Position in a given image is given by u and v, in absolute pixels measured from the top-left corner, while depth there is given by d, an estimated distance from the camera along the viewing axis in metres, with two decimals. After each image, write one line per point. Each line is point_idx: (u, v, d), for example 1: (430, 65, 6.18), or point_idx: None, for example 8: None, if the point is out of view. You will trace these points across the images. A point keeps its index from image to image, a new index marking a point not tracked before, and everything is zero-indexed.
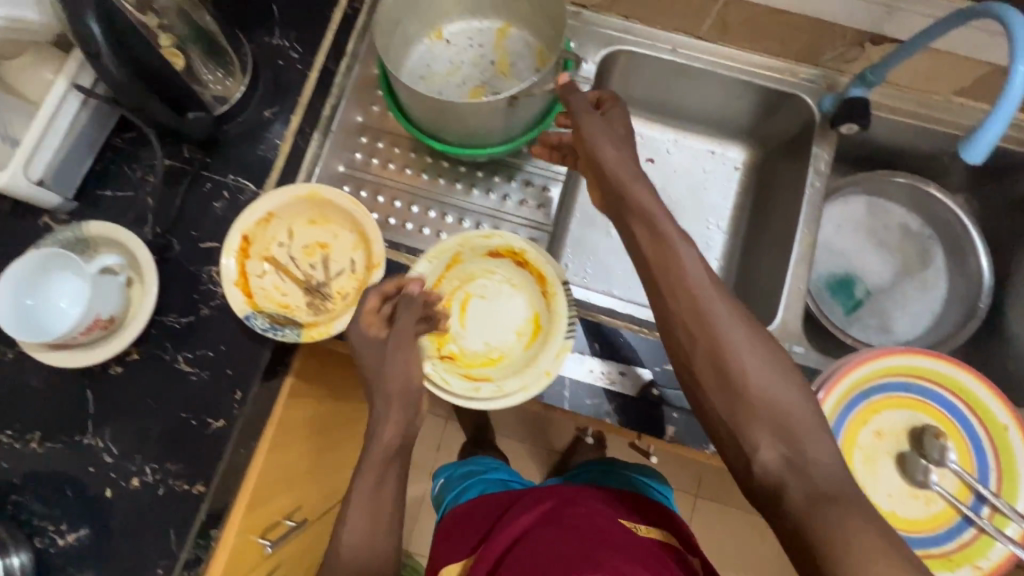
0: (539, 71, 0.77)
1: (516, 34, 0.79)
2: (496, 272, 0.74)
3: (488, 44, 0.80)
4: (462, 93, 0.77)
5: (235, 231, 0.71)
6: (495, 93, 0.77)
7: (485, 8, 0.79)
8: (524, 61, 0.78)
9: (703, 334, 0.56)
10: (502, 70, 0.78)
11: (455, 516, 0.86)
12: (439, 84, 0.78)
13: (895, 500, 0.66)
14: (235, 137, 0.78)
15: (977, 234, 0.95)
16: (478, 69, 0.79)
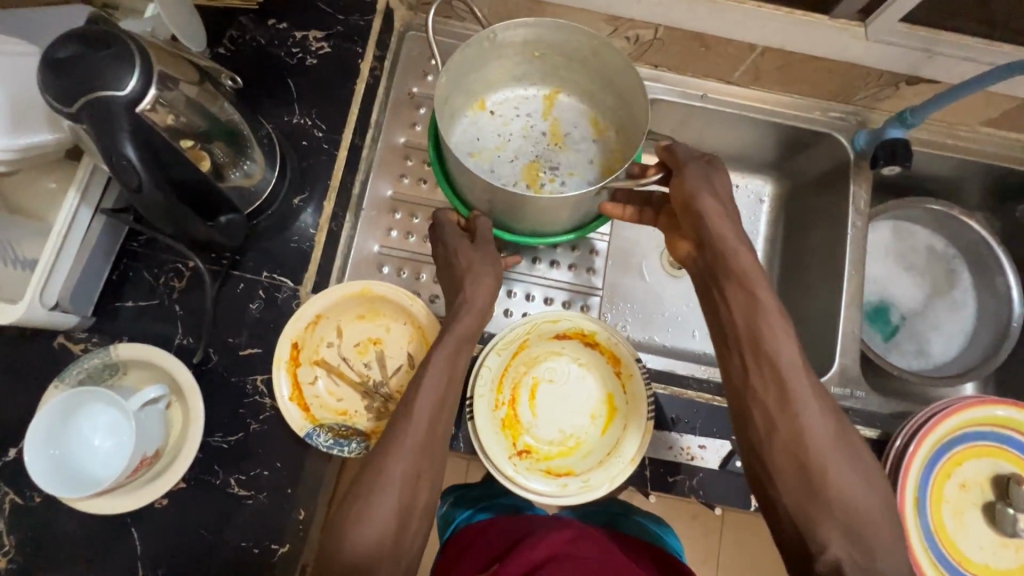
0: (595, 142, 0.80)
1: (564, 103, 0.81)
2: (564, 354, 0.71)
3: (536, 113, 0.81)
4: (518, 167, 0.78)
5: (285, 339, 0.66)
6: (553, 166, 0.79)
7: (533, 76, 0.80)
8: (575, 131, 0.81)
9: (785, 424, 0.54)
10: (555, 142, 0.80)
11: (468, 537, 0.80)
12: (494, 159, 0.78)
13: (988, 552, 0.66)
14: (265, 230, 0.73)
15: (1002, 252, 0.96)
16: (531, 141, 0.80)
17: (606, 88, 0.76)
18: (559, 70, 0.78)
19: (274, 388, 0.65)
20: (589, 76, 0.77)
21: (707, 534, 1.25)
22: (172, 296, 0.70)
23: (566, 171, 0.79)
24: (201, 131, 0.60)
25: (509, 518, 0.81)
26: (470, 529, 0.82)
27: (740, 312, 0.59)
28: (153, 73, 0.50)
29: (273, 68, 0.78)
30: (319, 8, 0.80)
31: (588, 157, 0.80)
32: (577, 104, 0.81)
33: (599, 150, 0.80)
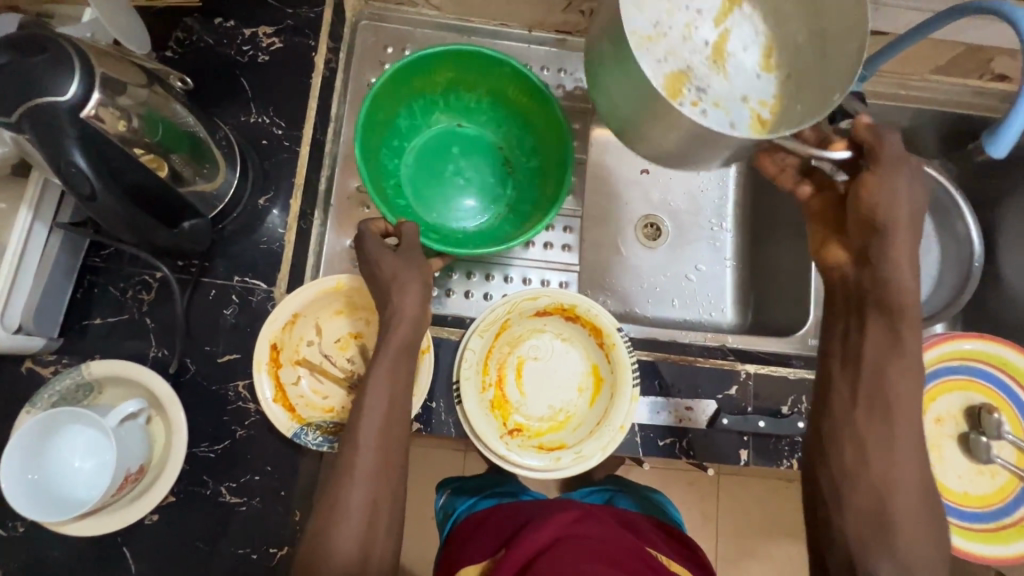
0: (763, 77, 0.63)
1: (746, 13, 0.63)
2: (546, 330, 0.72)
3: (708, 12, 0.62)
4: (663, 71, 0.60)
5: (262, 341, 0.65)
6: (700, 88, 0.61)
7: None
8: (745, 61, 0.63)
9: (877, 464, 0.52)
10: (716, 57, 0.62)
11: (473, 523, 0.81)
12: (643, 47, 0.59)
13: (966, 480, 0.69)
14: (232, 233, 0.71)
15: (960, 195, 0.97)
16: (691, 46, 0.61)
17: (809, 16, 0.60)
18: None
19: (257, 391, 0.64)
20: None
21: (703, 498, 1.28)
22: (142, 309, 0.69)
23: (712, 98, 0.61)
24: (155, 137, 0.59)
25: (512, 504, 0.82)
26: (473, 518, 0.83)
27: (878, 346, 0.54)
28: (94, 76, 0.49)
29: (224, 68, 0.76)
30: (264, 1, 0.78)
31: (744, 91, 0.62)
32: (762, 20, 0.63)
33: (763, 87, 0.63)
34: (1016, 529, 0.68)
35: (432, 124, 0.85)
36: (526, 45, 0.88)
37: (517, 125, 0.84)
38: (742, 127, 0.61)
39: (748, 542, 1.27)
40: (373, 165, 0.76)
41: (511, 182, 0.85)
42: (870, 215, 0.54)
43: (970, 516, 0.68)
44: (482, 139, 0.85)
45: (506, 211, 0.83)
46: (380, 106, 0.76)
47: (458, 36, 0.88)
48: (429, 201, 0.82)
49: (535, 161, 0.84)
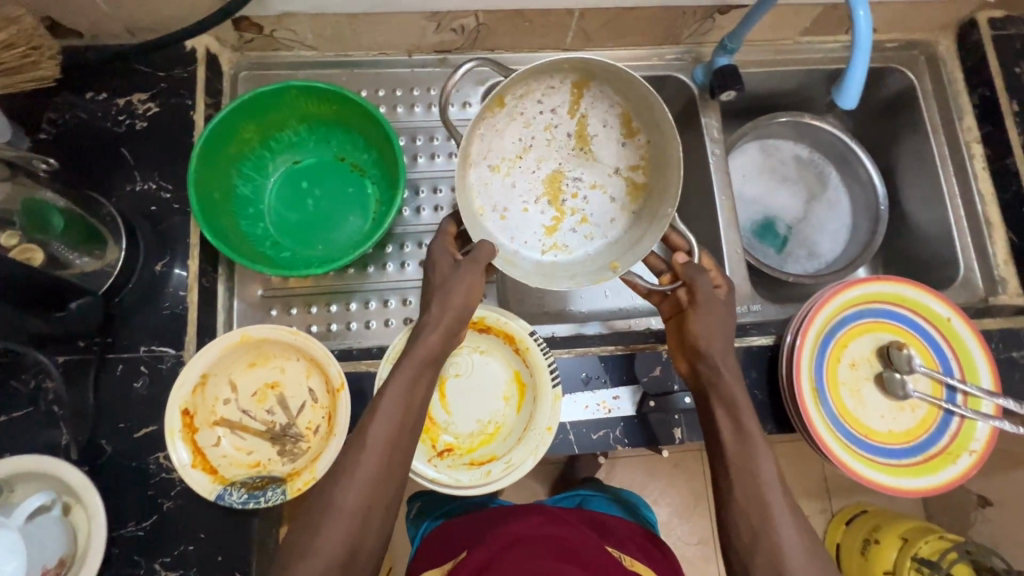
0: (628, 144, 0.79)
1: (594, 94, 0.77)
2: (462, 345, 0.72)
3: (561, 108, 0.77)
4: (540, 179, 0.80)
5: (172, 409, 0.64)
6: (576, 177, 0.80)
7: (562, 69, 0.73)
8: (606, 136, 0.79)
9: (742, 480, 0.59)
10: (580, 145, 0.80)
11: (433, 541, 0.81)
12: (514, 171, 0.79)
13: (889, 419, 0.72)
14: (132, 305, 0.70)
15: (854, 144, 1.02)
16: (556, 147, 0.79)
17: (646, 101, 0.73)
18: (591, 67, 0.73)
19: (172, 460, 0.63)
20: (626, 79, 0.72)
21: (686, 479, 1.28)
22: (49, 398, 0.67)
23: (588, 182, 0.81)
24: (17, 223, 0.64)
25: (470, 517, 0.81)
26: (437, 533, 0.82)
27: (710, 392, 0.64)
28: None
29: (103, 142, 0.75)
30: (134, 68, 0.77)
31: (613, 164, 0.80)
32: (611, 98, 0.76)
33: (628, 154, 0.79)
34: (942, 457, 0.70)
35: (275, 175, 0.84)
36: (410, 70, 0.89)
37: (340, 131, 0.84)
38: (619, 196, 0.80)
39: None
40: (238, 237, 0.77)
41: (368, 183, 0.84)
42: (699, 342, 0.67)
43: (898, 452, 0.70)
44: (323, 162, 0.85)
45: (377, 207, 0.83)
46: (208, 186, 0.75)
47: (342, 71, 0.88)
48: (311, 240, 0.82)
49: (373, 151, 0.83)
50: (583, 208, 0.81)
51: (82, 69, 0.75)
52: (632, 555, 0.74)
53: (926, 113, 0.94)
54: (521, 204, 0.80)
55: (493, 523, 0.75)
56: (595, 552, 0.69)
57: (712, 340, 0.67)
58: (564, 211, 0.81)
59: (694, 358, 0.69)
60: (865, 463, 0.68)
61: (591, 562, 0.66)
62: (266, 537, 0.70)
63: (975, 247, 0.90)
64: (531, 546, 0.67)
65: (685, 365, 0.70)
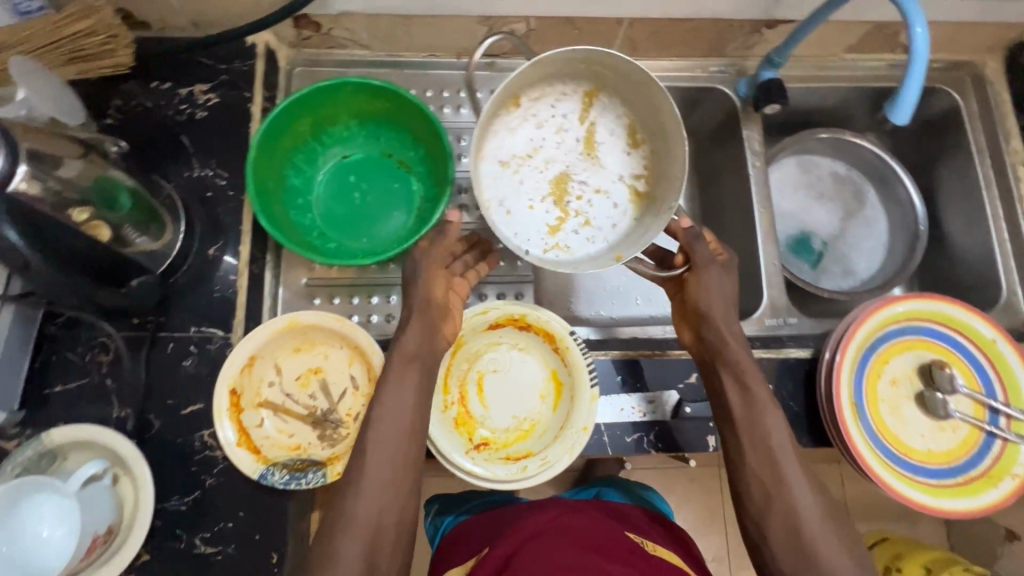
0: (633, 153, 0.82)
1: (603, 104, 0.81)
2: (502, 342, 0.73)
3: (572, 115, 0.81)
4: (547, 179, 0.81)
5: (221, 388, 0.66)
6: (582, 180, 0.81)
7: (575, 76, 0.79)
8: (613, 144, 0.82)
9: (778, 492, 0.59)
10: (588, 150, 0.82)
11: (457, 533, 0.81)
12: (523, 168, 0.80)
13: (929, 439, 0.71)
14: (184, 286, 0.73)
15: (896, 163, 1.01)
16: (564, 150, 0.81)
17: (652, 108, 0.77)
18: (598, 73, 0.77)
19: (219, 437, 0.65)
20: (633, 88, 0.77)
21: (704, 494, 1.26)
22: (102, 372, 0.69)
23: (593, 187, 0.81)
24: (82, 196, 0.60)
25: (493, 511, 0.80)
26: (459, 527, 0.82)
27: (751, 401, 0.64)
28: (18, 150, 0.51)
29: (165, 129, 0.78)
30: (198, 60, 0.81)
31: (619, 172, 0.82)
32: (619, 109, 0.81)
33: (633, 162, 0.82)
34: (984, 480, 0.69)
35: (323, 167, 0.86)
36: (457, 71, 0.91)
37: (389, 128, 0.86)
38: (623, 203, 0.81)
39: None
40: (288, 227, 0.79)
41: (413, 179, 0.86)
42: (701, 307, 0.69)
43: (936, 473, 0.69)
44: (370, 157, 0.87)
45: (423, 203, 0.85)
46: (263, 175, 0.77)
47: (392, 71, 0.90)
48: (356, 233, 0.84)
49: (420, 149, 0.86)
50: (587, 212, 0.81)
51: (150, 58, 0.78)
52: (653, 540, 0.73)
53: (971, 134, 0.93)
54: (527, 202, 0.80)
55: (519, 512, 0.75)
56: (620, 544, 0.68)
57: (713, 302, 0.69)
58: (568, 212, 0.81)
59: (697, 324, 0.70)
60: (904, 481, 0.68)
61: (619, 552, 0.66)
62: (300, 520, 0.72)
63: (1018, 271, 0.89)
64: (559, 540, 0.67)
65: (688, 332, 0.72)
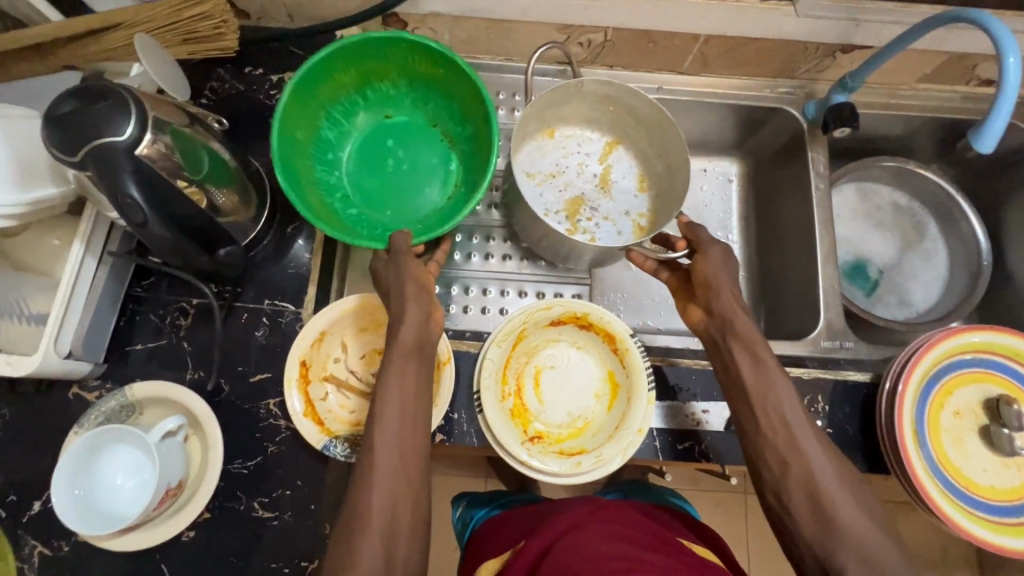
0: (640, 195, 0.92)
1: (621, 153, 0.92)
2: (561, 339, 0.75)
3: (595, 154, 0.92)
4: (563, 198, 0.91)
5: (292, 358, 0.69)
6: (594, 208, 0.91)
7: (601, 122, 0.91)
8: (625, 184, 0.92)
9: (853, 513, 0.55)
10: (603, 185, 0.92)
11: (489, 527, 0.78)
12: (545, 184, 0.91)
13: (992, 474, 0.70)
14: (262, 261, 0.76)
15: (961, 198, 1.00)
16: (583, 179, 0.92)
17: (665, 154, 0.88)
18: (625, 124, 0.89)
19: (288, 406, 0.67)
20: (650, 139, 0.89)
21: (732, 520, 1.24)
22: (180, 334, 0.73)
23: (602, 214, 0.91)
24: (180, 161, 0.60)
25: (525, 510, 0.77)
26: (489, 523, 0.80)
27: None
28: (147, 118, 0.55)
29: (254, 112, 0.83)
30: (291, 51, 0.85)
31: (626, 208, 0.91)
32: (633, 158, 0.92)
33: (640, 203, 0.91)
34: None
35: (360, 123, 0.87)
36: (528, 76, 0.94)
37: (439, 98, 0.85)
38: (626, 233, 0.90)
39: (780, 563, 1.24)
40: (307, 182, 0.79)
41: (453, 156, 0.87)
42: (706, 280, 0.68)
43: (1001, 510, 0.68)
44: (412, 124, 0.88)
45: (458, 185, 0.86)
46: (296, 124, 0.77)
47: None
48: (382, 204, 0.85)
49: (468, 128, 0.85)
50: (593, 232, 0.90)
51: (248, 46, 0.83)
52: (691, 539, 0.70)
53: None
54: (542, 210, 0.90)
55: (554, 509, 0.72)
56: (672, 542, 0.65)
57: (720, 275, 0.67)
58: (577, 228, 0.90)
59: (705, 300, 0.68)
60: (965, 515, 0.66)
61: (660, 545, 0.62)
62: None
63: None
64: (598, 530, 0.62)
65: (697, 311, 0.70)
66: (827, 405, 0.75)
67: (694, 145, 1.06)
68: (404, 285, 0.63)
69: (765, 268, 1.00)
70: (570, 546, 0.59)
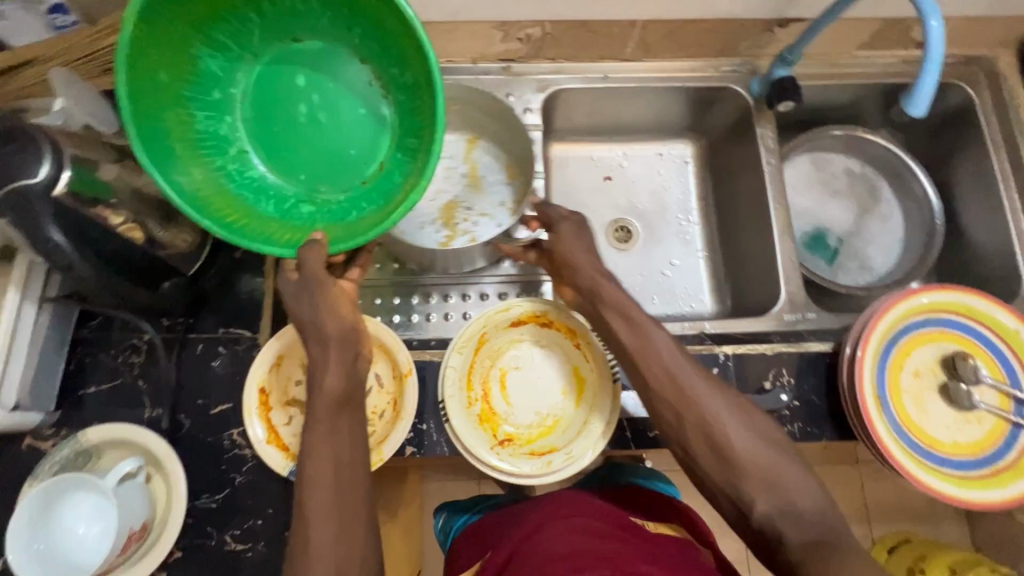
0: (511, 183, 0.91)
1: (484, 148, 0.92)
2: (524, 339, 0.74)
3: (457, 156, 0.92)
4: (436, 206, 0.90)
5: (250, 387, 0.68)
6: (469, 207, 0.90)
7: (455, 123, 0.92)
8: (494, 175, 0.92)
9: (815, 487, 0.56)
10: (473, 183, 0.91)
11: (468, 534, 0.78)
12: None
13: (954, 430, 0.71)
14: (213, 289, 0.74)
15: (910, 160, 1.02)
16: (452, 183, 0.91)
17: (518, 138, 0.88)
18: (478, 119, 0.91)
19: (249, 435, 0.66)
20: (502, 127, 0.90)
21: None
22: (134, 372, 0.71)
23: (478, 212, 0.90)
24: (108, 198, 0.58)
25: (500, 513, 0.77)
26: (469, 530, 0.80)
27: None
28: (63, 156, 0.53)
29: None
30: None
31: (500, 199, 0.90)
32: (495, 151, 0.92)
33: (513, 191, 0.91)
34: (1012, 471, 0.69)
35: (258, 48, 0.69)
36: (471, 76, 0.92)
37: (361, 25, 0.67)
38: (504, 223, 0.89)
39: None
40: (186, 144, 0.65)
41: (385, 105, 0.71)
42: (565, 259, 0.69)
43: (964, 465, 0.69)
44: (328, 57, 0.70)
45: (390, 145, 0.71)
46: (153, 58, 0.61)
47: None
48: (294, 166, 0.70)
49: (402, 71, 0.67)
50: (473, 231, 0.89)
51: None
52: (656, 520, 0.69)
53: (985, 128, 0.93)
54: (419, 224, 0.89)
55: (522, 510, 0.72)
56: (636, 529, 0.64)
57: (576, 252, 0.68)
58: (457, 231, 0.88)
59: (569, 279, 0.69)
60: (930, 473, 0.68)
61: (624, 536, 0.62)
62: None
63: None
64: (559, 525, 0.62)
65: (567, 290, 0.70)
66: (793, 377, 0.76)
67: (647, 130, 1.06)
68: (320, 324, 0.61)
69: (727, 246, 1.01)
70: (530, 551, 0.59)
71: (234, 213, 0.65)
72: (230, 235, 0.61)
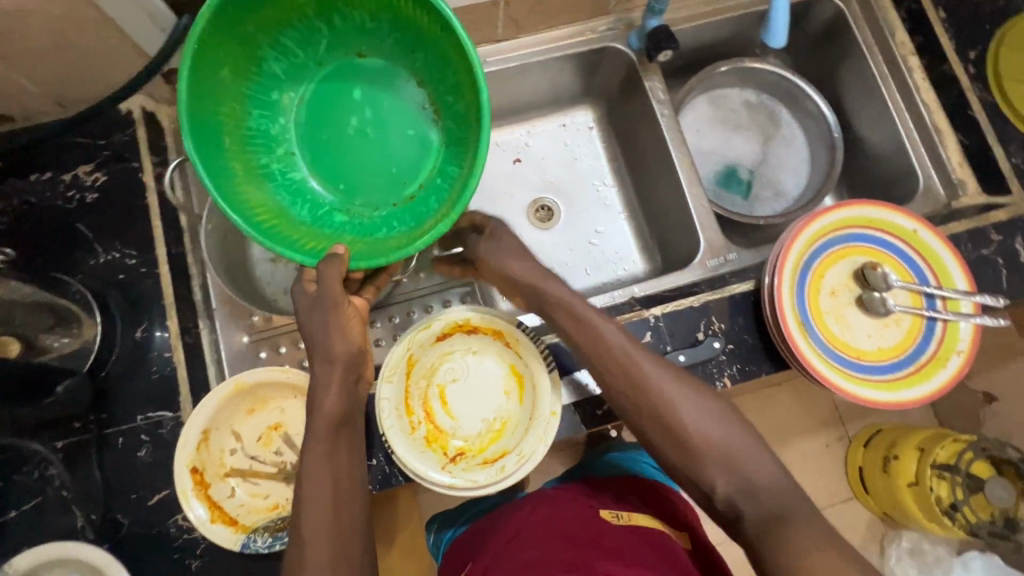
0: None
1: None
2: (455, 350, 0.73)
3: None
4: None
5: (180, 469, 0.65)
6: None
7: None
8: None
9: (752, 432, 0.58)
10: None
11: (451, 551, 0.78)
12: None
13: (876, 337, 0.74)
14: (120, 377, 0.70)
15: (800, 80, 1.03)
16: None
17: None
18: None
19: (191, 518, 0.64)
20: None
21: None
22: (56, 485, 0.67)
23: None
24: None
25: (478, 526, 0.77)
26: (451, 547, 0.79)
27: None
28: None
29: (57, 220, 0.73)
30: (72, 142, 0.75)
31: None
32: None
33: None
34: (932, 363, 0.73)
35: (323, 57, 0.67)
36: None
37: (424, 48, 0.64)
38: None
39: None
40: (236, 139, 0.63)
41: (433, 128, 0.68)
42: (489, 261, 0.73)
43: (890, 368, 0.73)
44: (386, 75, 0.68)
45: (434, 165, 0.67)
46: (220, 53, 0.59)
47: None
48: (336, 175, 0.67)
49: (456, 95, 0.65)
50: None
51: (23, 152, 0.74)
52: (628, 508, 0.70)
53: (859, 36, 0.95)
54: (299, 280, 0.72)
55: (494, 524, 0.72)
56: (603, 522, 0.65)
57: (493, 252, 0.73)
58: None
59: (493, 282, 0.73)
60: (860, 384, 0.71)
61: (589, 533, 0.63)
62: None
63: (929, 156, 0.91)
64: (527, 542, 0.64)
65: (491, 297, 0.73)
66: (723, 323, 0.78)
67: (544, 105, 1.03)
68: (330, 343, 0.61)
69: (644, 203, 1.01)
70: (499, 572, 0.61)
71: (270, 217, 0.62)
72: (265, 240, 0.58)
